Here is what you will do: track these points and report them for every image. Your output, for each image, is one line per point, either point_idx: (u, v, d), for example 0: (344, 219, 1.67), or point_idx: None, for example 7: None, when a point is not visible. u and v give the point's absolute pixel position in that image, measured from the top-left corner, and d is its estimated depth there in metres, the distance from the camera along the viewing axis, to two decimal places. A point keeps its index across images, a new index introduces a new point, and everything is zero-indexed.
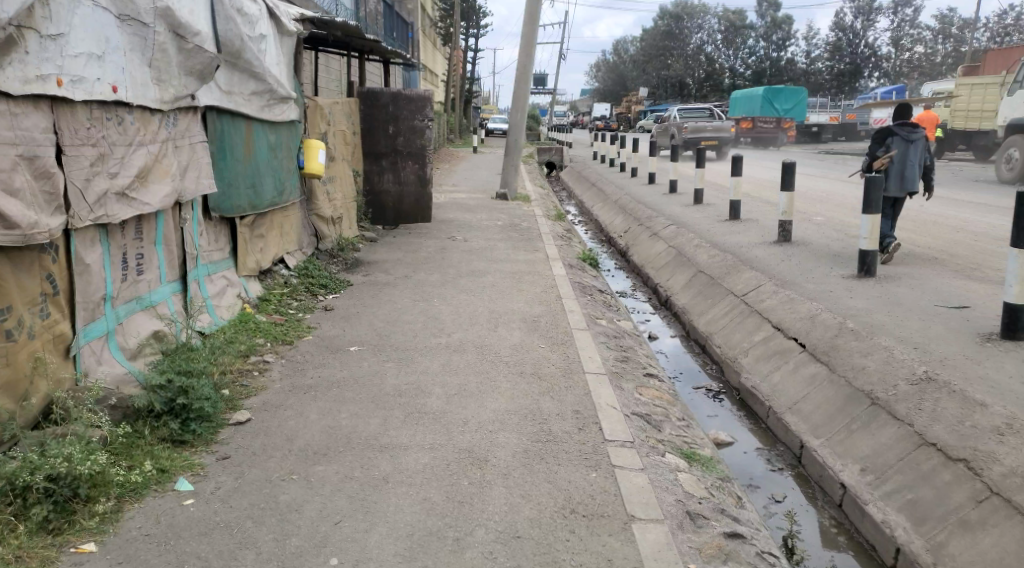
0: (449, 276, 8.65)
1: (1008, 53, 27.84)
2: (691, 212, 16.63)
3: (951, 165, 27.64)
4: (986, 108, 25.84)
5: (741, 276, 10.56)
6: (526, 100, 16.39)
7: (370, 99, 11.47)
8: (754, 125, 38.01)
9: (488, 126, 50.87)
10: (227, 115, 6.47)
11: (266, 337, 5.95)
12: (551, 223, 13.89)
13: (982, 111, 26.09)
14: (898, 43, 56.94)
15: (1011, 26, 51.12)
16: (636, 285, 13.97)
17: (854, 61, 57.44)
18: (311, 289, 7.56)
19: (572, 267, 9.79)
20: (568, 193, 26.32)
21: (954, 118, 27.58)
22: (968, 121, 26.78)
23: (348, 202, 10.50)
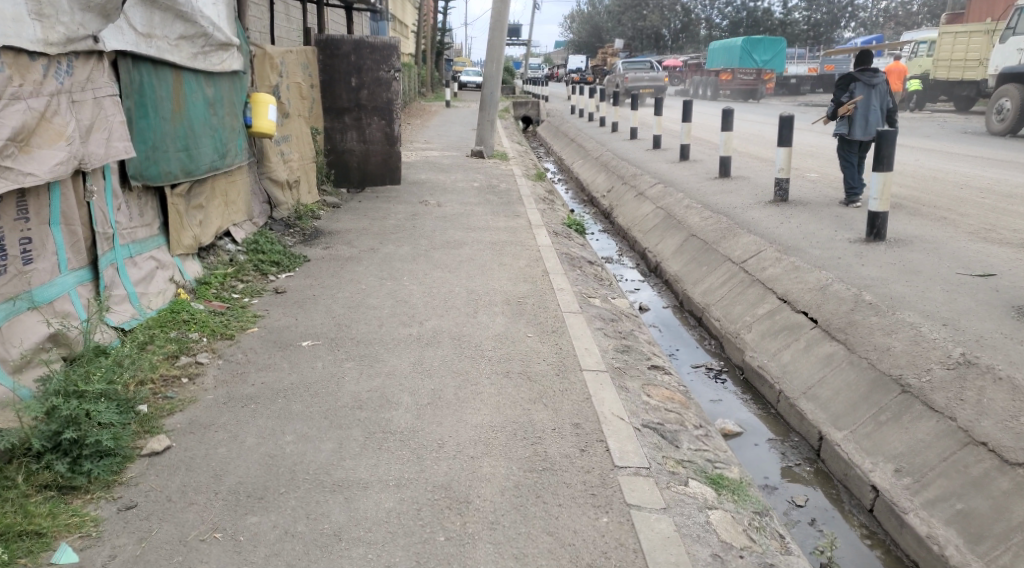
0: (419, 249, 7.72)
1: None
2: (678, 170, 15.79)
3: (937, 116, 26.89)
4: (970, 58, 25.08)
5: (740, 241, 9.75)
6: (502, 51, 15.34)
7: (331, 48, 10.43)
8: (734, 77, 37.29)
9: (461, 81, 49.57)
10: (146, 64, 5.47)
11: (201, 331, 5.00)
12: (531, 184, 12.97)
13: (965, 61, 25.30)
14: None
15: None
16: (622, 248, 13.16)
17: (832, 10, 56.38)
18: (261, 267, 6.62)
19: (556, 235, 8.89)
20: (546, 150, 25.32)
21: (937, 68, 26.71)
22: (951, 72, 25.97)
23: (307, 164, 9.52)
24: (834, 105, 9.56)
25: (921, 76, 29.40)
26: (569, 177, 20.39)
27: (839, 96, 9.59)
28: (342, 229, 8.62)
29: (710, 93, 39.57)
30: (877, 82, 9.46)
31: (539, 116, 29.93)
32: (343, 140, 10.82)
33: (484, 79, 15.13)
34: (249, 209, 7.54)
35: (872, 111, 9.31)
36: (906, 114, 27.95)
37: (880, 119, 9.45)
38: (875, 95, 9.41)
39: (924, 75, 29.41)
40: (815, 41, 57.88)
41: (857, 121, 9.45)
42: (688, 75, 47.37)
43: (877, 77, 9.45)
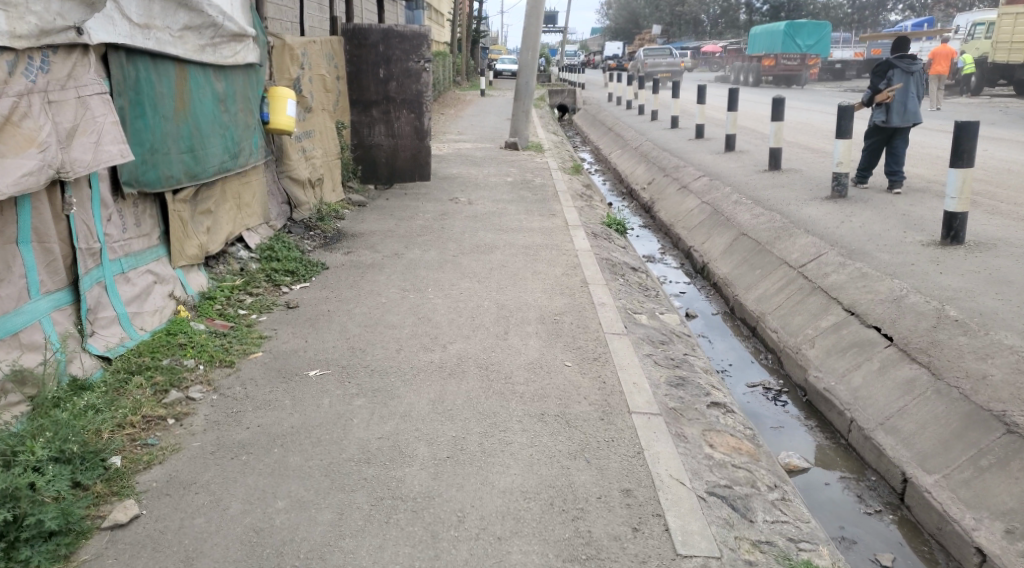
0: (447, 254, 7.09)
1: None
2: (723, 161, 15.01)
3: (992, 103, 25.63)
4: None
5: (796, 243, 8.98)
6: (538, 39, 14.64)
7: (358, 37, 9.83)
8: (777, 62, 36.16)
9: (497, 67, 48.81)
10: (145, 58, 4.86)
11: (198, 359, 4.30)
12: (568, 178, 12.27)
13: None
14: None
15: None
16: (665, 246, 12.44)
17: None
18: (274, 277, 6.01)
19: (597, 237, 8.21)
20: (582, 140, 24.57)
21: (996, 51, 26.09)
22: (1011, 54, 25.27)
23: (330, 161, 8.93)
24: (871, 92, 9.12)
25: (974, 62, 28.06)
26: (606, 167, 19.63)
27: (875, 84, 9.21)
28: (366, 230, 8.00)
29: (751, 79, 38.33)
30: (914, 69, 9.11)
31: (575, 104, 29.15)
32: (371, 134, 10.22)
33: (520, 67, 14.44)
34: (264, 211, 6.94)
35: (912, 98, 8.92)
36: (958, 101, 26.71)
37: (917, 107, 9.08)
38: (912, 82, 9.05)
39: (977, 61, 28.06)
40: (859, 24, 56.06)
41: (895, 109, 9.04)
42: (728, 61, 46.13)
43: (914, 64, 9.10)
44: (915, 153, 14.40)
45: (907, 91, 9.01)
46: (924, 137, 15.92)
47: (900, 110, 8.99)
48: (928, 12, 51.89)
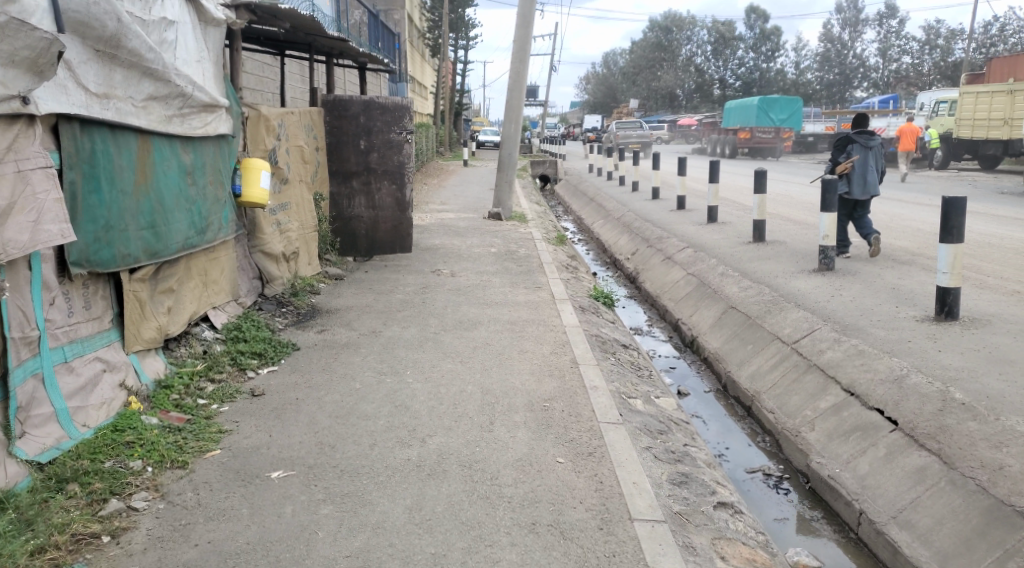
0: (427, 331, 6.69)
1: (1015, 59, 25.50)
2: (707, 232, 14.81)
3: (964, 175, 25.88)
4: (993, 117, 24.54)
5: (790, 317, 8.65)
6: (520, 110, 14.52)
7: (338, 108, 9.59)
8: (753, 135, 36.60)
9: (478, 138, 49.17)
10: (103, 129, 4.51)
11: (145, 460, 3.93)
12: (552, 249, 11.98)
13: (988, 121, 24.80)
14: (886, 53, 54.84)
15: (995, 36, 48.20)
16: (651, 317, 12.10)
17: (846, 70, 56.30)
18: (240, 359, 5.58)
19: (584, 311, 7.85)
20: (563, 209, 24.47)
21: (959, 127, 26.29)
22: (975, 130, 25.40)
23: (307, 234, 8.57)
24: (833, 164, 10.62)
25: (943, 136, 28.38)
26: (588, 237, 19.42)
27: (836, 156, 10.67)
28: (343, 305, 7.61)
29: (728, 151, 38.72)
30: (872, 143, 10.51)
31: (555, 174, 29.15)
32: (350, 205, 9.88)
33: (503, 137, 14.29)
34: (234, 288, 6.55)
35: (870, 169, 10.33)
36: (931, 174, 26.94)
37: (876, 176, 10.41)
38: (869, 155, 10.40)
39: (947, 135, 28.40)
40: (831, 98, 57.26)
41: (857, 177, 10.39)
42: (705, 133, 46.74)
43: (872, 139, 10.43)
44: (898, 224, 14.27)
45: (866, 163, 10.43)
46: (905, 210, 15.88)
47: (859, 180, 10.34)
48: (896, 87, 53.07)
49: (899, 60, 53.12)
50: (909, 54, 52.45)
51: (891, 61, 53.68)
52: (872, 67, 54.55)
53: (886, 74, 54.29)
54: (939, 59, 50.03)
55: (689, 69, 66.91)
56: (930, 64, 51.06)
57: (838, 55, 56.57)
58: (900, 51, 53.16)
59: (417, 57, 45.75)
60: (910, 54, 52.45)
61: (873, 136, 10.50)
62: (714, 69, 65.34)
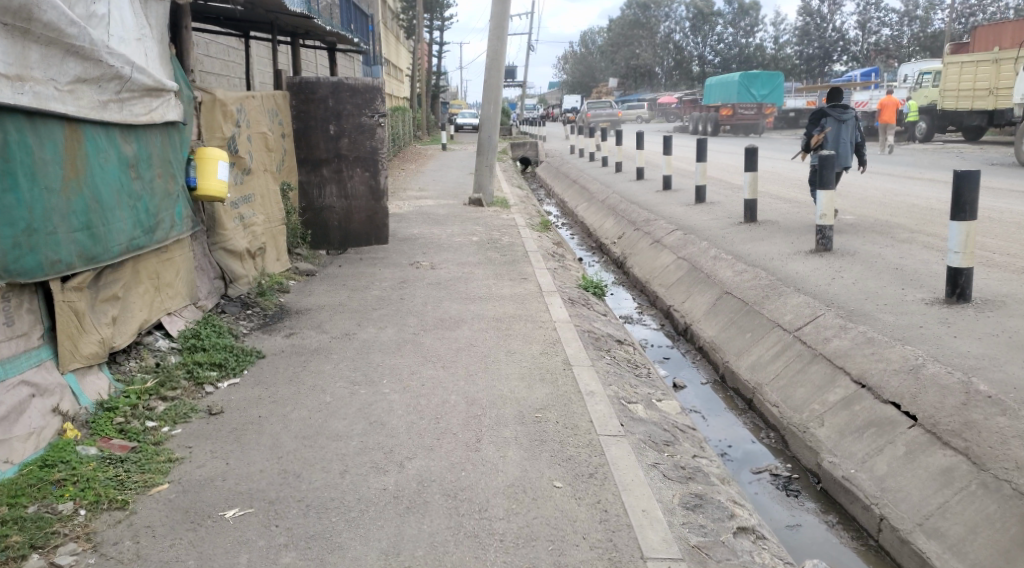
0: (403, 333, 6.15)
1: (1000, 27, 24.93)
2: (695, 213, 14.34)
3: (950, 148, 25.46)
4: (978, 87, 24.16)
5: (789, 304, 8.19)
6: (499, 91, 13.95)
7: (305, 91, 9.00)
8: (734, 112, 36.11)
9: (457, 121, 48.49)
10: (20, 117, 3.97)
11: (79, 501, 3.43)
12: (536, 236, 11.45)
13: (973, 91, 24.39)
14: (865, 26, 52.99)
15: (974, 5, 47.83)
16: (641, 304, 11.64)
17: (825, 44, 54.59)
18: (198, 371, 5.04)
19: (574, 303, 7.35)
20: (545, 192, 23.92)
21: (943, 98, 25.83)
22: (959, 101, 25.07)
23: (274, 227, 8.00)
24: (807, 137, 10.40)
25: (927, 108, 27.88)
26: (572, 221, 18.90)
27: (811, 129, 10.45)
28: (314, 304, 7.07)
29: (709, 129, 38.15)
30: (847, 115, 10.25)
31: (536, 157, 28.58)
32: (322, 195, 9.30)
33: (481, 120, 13.73)
34: (192, 290, 6.00)
35: (843, 143, 10.11)
36: (916, 147, 26.50)
37: (850, 150, 10.21)
38: (843, 129, 10.16)
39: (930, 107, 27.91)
40: (810, 73, 56.77)
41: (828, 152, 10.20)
42: (685, 111, 46.29)
43: (846, 113, 10.20)
44: (893, 201, 13.80)
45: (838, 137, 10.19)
46: (899, 187, 15.42)
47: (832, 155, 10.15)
48: (876, 60, 52.56)
49: (878, 34, 52.69)
50: (888, 27, 51.95)
51: (870, 35, 53.09)
52: (851, 40, 53.94)
53: (865, 47, 53.36)
54: (918, 32, 49.58)
55: (668, 47, 66.84)
56: (908, 36, 50.64)
57: (817, 30, 54.52)
58: (879, 24, 52.61)
59: (393, 40, 44.95)
60: (889, 26, 51.94)
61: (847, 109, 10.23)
62: (692, 46, 65.46)
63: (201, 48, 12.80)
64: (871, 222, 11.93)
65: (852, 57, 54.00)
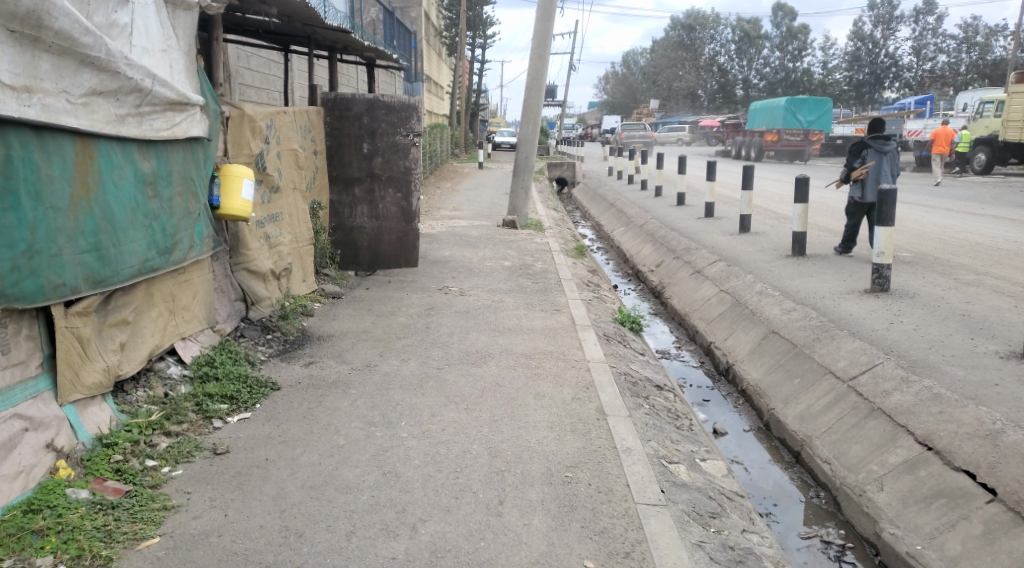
0: (428, 367, 5.80)
1: None
2: (738, 243, 13.89)
3: (1009, 181, 24.57)
4: None
5: (842, 350, 7.86)
6: (539, 112, 13.64)
7: (340, 107, 8.74)
8: (780, 138, 35.51)
9: (497, 139, 48.34)
10: (26, 131, 3.70)
11: (62, 558, 3.12)
12: (571, 263, 11.08)
13: None
14: (923, 53, 51.83)
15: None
16: (679, 337, 11.23)
17: (875, 70, 53.50)
18: (206, 403, 4.70)
19: (611, 342, 6.96)
20: (583, 214, 23.55)
21: (1006, 128, 25.33)
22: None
23: (301, 247, 7.72)
24: (847, 169, 10.16)
25: (987, 138, 26.89)
26: (609, 245, 18.52)
27: (850, 160, 10.20)
28: (337, 331, 6.75)
29: (752, 154, 37.51)
30: (887, 146, 10.05)
31: (574, 177, 28.24)
32: (352, 214, 9.02)
33: (520, 141, 13.43)
34: (209, 314, 5.69)
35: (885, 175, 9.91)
36: (970, 179, 25.63)
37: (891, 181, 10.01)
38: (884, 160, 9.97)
39: (990, 137, 26.82)
40: (858, 99, 55.73)
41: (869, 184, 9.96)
42: (729, 136, 45.70)
43: (887, 143, 10.00)
44: (948, 239, 13.18)
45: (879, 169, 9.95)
46: (952, 225, 14.83)
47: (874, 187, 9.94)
48: (930, 88, 51.78)
49: (934, 60, 51.27)
50: (943, 54, 50.72)
51: (925, 61, 51.74)
52: (904, 66, 52.74)
53: (919, 74, 52.06)
54: (976, 59, 48.32)
55: (712, 69, 66.21)
56: (965, 64, 49.42)
57: (868, 55, 53.66)
58: (936, 50, 51.25)
59: (435, 56, 44.97)
60: (944, 53, 50.70)
61: (889, 140, 10.00)
62: (737, 69, 64.95)
63: (241, 60, 12.67)
64: (926, 260, 11.37)
65: (905, 83, 52.77)
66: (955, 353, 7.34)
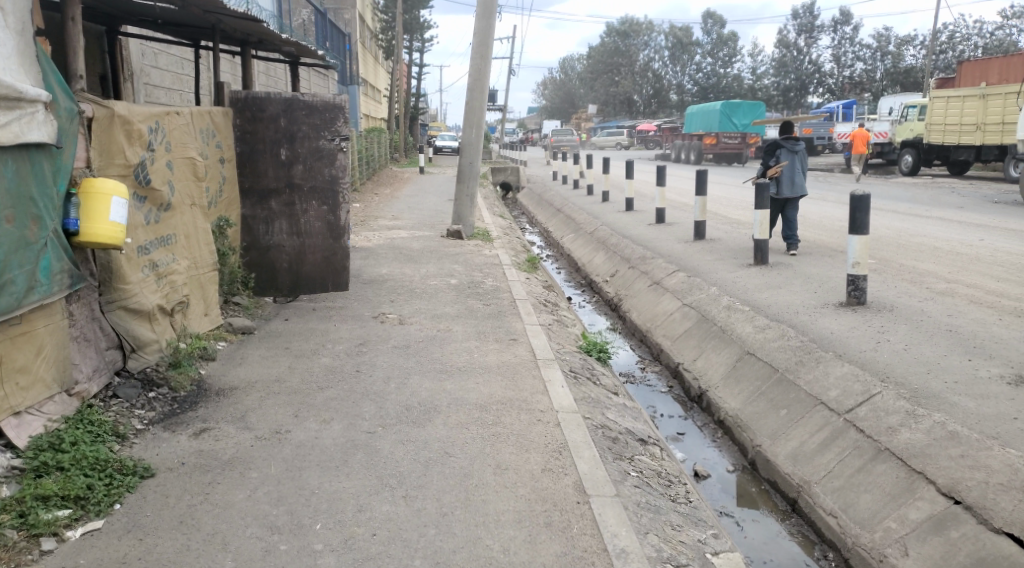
0: (354, 433, 4.54)
1: (986, 61, 22.90)
2: (697, 250, 12.92)
3: (938, 182, 24.18)
4: (967, 123, 23.29)
5: (829, 376, 6.66)
6: (483, 113, 12.47)
7: (253, 108, 7.44)
8: (718, 141, 35.00)
9: (438, 144, 47.04)
10: None
11: None
12: (523, 278, 9.93)
13: (961, 126, 23.53)
14: (841, 60, 51.83)
15: (947, 41, 46.86)
16: (642, 355, 10.15)
17: (801, 76, 53.62)
18: (33, 512, 3.44)
19: (579, 380, 5.80)
20: (527, 221, 22.48)
21: (931, 132, 24.94)
22: (947, 136, 24.12)
23: (202, 274, 6.40)
24: (765, 167, 11.21)
25: (912, 141, 26.54)
26: (557, 253, 17.45)
27: (766, 160, 11.27)
28: (245, 382, 5.46)
29: (694, 156, 36.95)
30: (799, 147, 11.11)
31: (518, 183, 27.19)
32: (269, 231, 7.69)
33: (463, 144, 12.26)
34: (65, 373, 4.37)
35: (798, 173, 10.91)
36: (904, 181, 25.20)
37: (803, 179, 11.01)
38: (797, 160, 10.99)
39: (915, 140, 26.52)
40: (787, 104, 55.03)
41: (784, 181, 11.04)
42: (668, 138, 45.16)
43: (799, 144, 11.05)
44: (913, 243, 12.33)
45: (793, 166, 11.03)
46: (916, 227, 14.06)
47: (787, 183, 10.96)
48: (850, 94, 51.31)
49: (852, 67, 51.39)
50: (861, 61, 50.92)
51: (844, 67, 51.68)
52: (826, 73, 52.60)
53: (841, 81, 51.69)
54: (889, 66, 48.73)
55: (648, 73, 66.59)
56: (881, 70, 49.37)
57: (794, 61, 53.58)
58: (853, 57, 51.34)
59: (371, 60, 43.55)
60: (862, 61, 50.88)
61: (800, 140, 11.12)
62: (672, 74, 65.42)
63: (146, 55, 11.25)
64: (900, 268, 10.47)
65: (827, 88, 52.67)
66: (960, 380, 6.31)
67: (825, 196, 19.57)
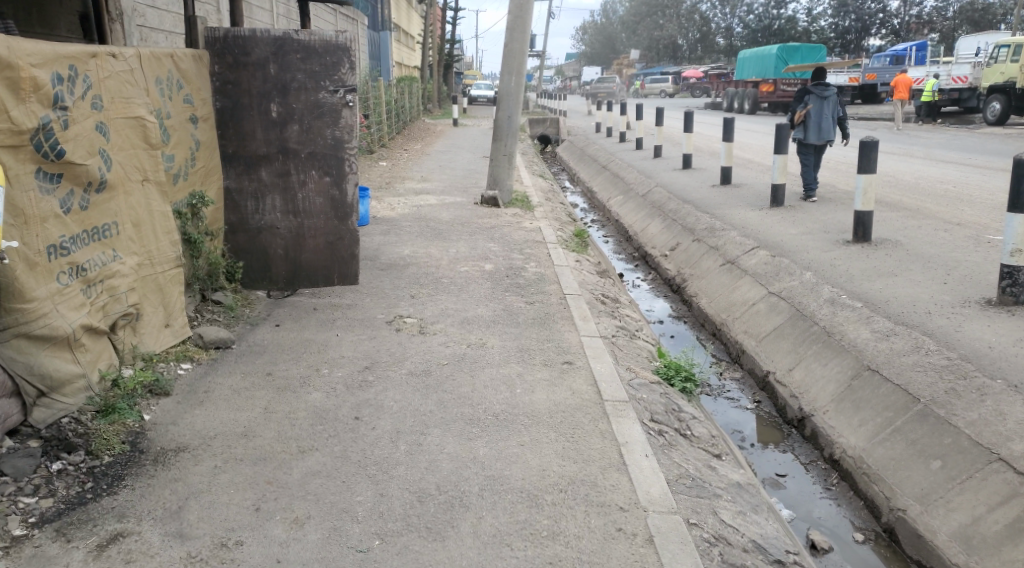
0: (337, 552, 3.04)
1: None
2: (775, 222, 11.08)
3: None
4: None
5: (1004, 420, 4.94)
6: (525, 58, 10.68)
7: (233, 51, 5.81)
8: (775, 88, 32.61)
9: (475, 93, 45.10)
10: None
11: None
12: (574, 260, 8.26)
13: None
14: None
15: None
16: (716, 353, 8.47)
17: (862, 17, 48.92)
18: None
19: (667, 442, 4.27)
20: (571, 177, 20.69)
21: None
22: None
23: (163, 273, 4.78)
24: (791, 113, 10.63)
25: (1001, 86, 23.85)
26: (605, 218, 15.65)
27: (793, 105, 10.68)
28: (200, 437, 3.86)
29: (746, 106, 34.28)
30: (829, 92, 10.46)
31: (559, 134, 25.37)
32: (259, 209, 6.10)
33: (501, 96, 10.50)
34: None
35: (825, 120, 10.33)
36: (989, 132, 22.88)
37: (831, 126, 10.42)
38: (825, 105, 10.40)
39: (1006, 84, 23.74)
40: (845, 48, 50.57)
41: (811, 128, 10.47)
42: (717, 87, 42.77)
43: (829, 89, 10.44)
44: None
45: (821, 113, 10.44)
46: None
47: (814, 130, 10.40)
48: (915, 36, 48.07)
49: (922, 5, 47.84)
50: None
51: (912, 7, 47.96)
52: (891, 13, 48.53)
53: (906, 21, 48.29)
54: (960, 5, 45.77)
55: (694, 17, 63.30)
56: (954, 8, 46.50)
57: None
58: None
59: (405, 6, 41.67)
60: None
61: (830, 84, 10.49)
62: (720, 18, 61.99)
63: None
64: None
65: (890, 31, 48.55)
66: None
67: (907, 153, 17.42)
